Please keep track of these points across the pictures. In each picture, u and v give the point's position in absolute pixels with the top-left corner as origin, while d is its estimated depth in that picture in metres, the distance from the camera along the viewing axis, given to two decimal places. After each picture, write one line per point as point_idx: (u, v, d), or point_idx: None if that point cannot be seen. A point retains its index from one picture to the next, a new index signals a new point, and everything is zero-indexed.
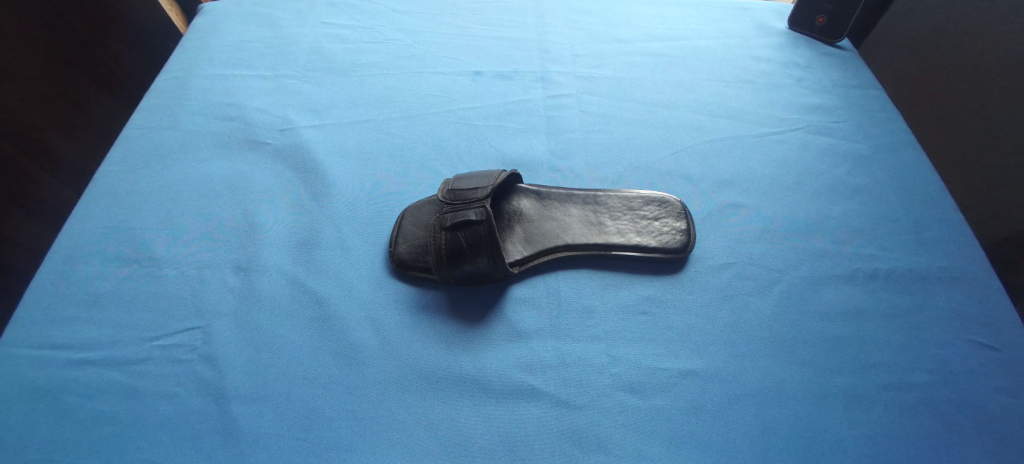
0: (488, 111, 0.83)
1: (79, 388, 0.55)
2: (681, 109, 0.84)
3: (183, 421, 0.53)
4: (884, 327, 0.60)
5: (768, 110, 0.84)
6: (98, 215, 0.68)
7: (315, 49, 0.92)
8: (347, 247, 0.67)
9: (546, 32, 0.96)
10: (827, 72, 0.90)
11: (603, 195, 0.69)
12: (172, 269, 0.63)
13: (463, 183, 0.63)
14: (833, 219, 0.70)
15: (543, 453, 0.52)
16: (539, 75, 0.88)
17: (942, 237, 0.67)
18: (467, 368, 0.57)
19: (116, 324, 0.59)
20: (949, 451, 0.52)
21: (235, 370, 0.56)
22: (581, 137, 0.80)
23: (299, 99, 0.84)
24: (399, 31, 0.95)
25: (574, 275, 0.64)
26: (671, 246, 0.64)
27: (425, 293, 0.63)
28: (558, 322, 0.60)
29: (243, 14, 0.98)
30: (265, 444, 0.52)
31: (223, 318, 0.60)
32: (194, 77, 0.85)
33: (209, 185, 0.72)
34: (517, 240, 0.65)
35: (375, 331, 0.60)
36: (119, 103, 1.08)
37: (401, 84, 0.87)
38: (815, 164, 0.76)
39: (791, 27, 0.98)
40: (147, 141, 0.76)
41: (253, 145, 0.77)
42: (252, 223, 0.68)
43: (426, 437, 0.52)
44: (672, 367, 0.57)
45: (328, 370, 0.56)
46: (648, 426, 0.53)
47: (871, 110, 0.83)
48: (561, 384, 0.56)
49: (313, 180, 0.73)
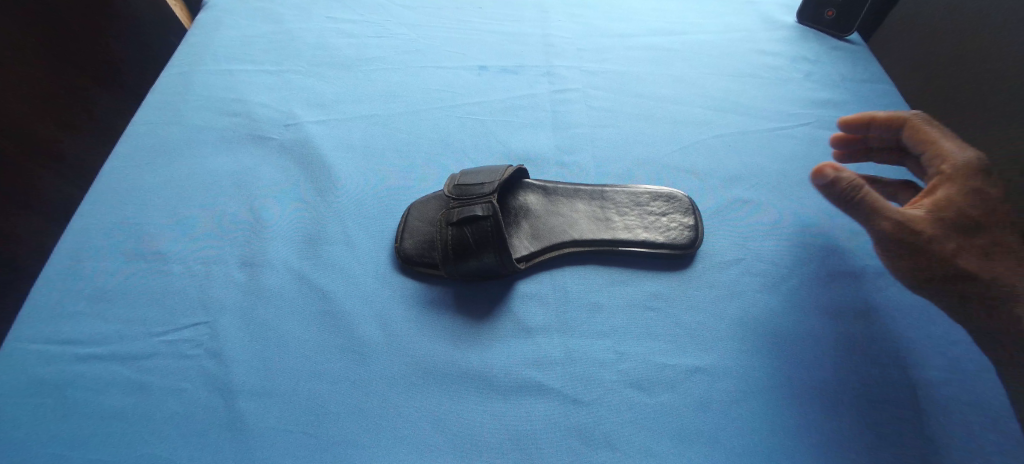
0: (494, 106, 0.82)
1: (87, 382, 0.55)
2: (688, 105, 0.83)
3: (190, 416, 0.53)
4: (894, 324, 0.59)
5: (776, 105, 0.83)
6: (104, 211, 0.67)
7: (319, 44, 0.91)
8: (353, 242, 0.67)
9: (551, 27, 0.95)
10: (836, 66, 0.89)
11: (609, 191, 0.68)
12: (177, 264, 0.63)
13: (469, 178, 0.62)
14: (842, 215, 0.69)
15: (549, 450, 0.51)
16: (544, 70, 0.88)
17: None
18: (473, 364, 0.57)
19: (122, 319, 0.59)
20: (960, 449, 0.51)
21: (241, 365, 0.56)
22: (587, 131, 0.79)
23: (303, 95, 0.83)
24: (402, 26, 0.94)
25: (581, 271, 0.64)
26: (679, 242, 0.64)
27: (433, 289, 0.63)
28: (565, 318, 0.60)
29: (247, 8, 0.97)
30: (271, 439, 0.52)
31: (228, 313, 0.60)
32: (198, 73, 0.85)
33: (214, 181, 0.72)
34: (523, 235, 0.65)
35: (382, 328, 0.59)
36: (120, 101, 1.06)
37: (406, 79, 0.86)
38: (824, 159, 0.76)
39: (798, 22, 0.97)
40: (153, 136, 0.76)
41: (259, 141, 0.77)
42: (257, 219, 0.68)
43: (431, 433, 0.52)
44: (679, 364, 0.57)
45: (334, 367, 0.56)
46: (655, 422, 0.53)
47: (880, 104, 0.82)
48: (568, 380, 0.56)
49: (318, 176, 0.73)
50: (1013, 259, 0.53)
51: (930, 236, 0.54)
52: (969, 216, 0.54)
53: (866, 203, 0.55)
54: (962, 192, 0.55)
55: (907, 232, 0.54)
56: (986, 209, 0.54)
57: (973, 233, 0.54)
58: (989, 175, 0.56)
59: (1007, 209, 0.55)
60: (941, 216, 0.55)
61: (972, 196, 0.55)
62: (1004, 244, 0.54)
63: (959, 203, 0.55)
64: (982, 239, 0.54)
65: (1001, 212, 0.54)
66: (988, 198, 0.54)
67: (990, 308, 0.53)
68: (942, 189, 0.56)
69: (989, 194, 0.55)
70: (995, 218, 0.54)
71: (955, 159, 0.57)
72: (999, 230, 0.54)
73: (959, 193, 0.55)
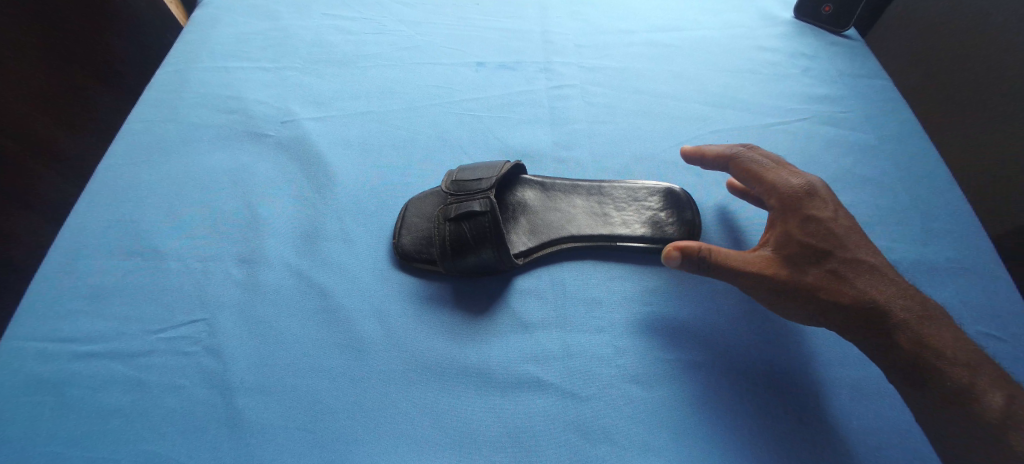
0: (492, 103, 0.82)
1: (85, 380, 0.55)
2: (686, 101, 0.83)
3: (188, 414, 0.53)
4: None
5: (775, 101, 0.83)
6: (101, 209, 0.67)
7: (317, 41, 0.91)
8: (351, 239, 0.66)
9: (549, 23, 0.95)
10: (833, 61, 0.89)
11: (607, 186, 0.68)
12: (175, 261, 0.63)
13: (467, 174, 0.62)
14: None
15: (548, 445, 0.52)
16: (542, 66, 0.87)
17: (951, 228, 0.67)
18: (471, 359, 0.57)
19: (119, 317, 0.59)
20: None
21: (240, 363, 0.56)
22: (585, 128, 0.79)
23: (301, 92, 0.83)
24: (400, 23, 0.94)
25: (579, 267, 0.64)
26: (678, 237, 0.64)
27: (431, 285, 0.63)
28: (563, 314, 0.60)
29: (244, 5, 0.97)
30: (270, 436, 0.52)
31: (226, 311, 0.60)
32: (195, 70, 0.85)
33: (212, 178, 0.72)
34: (521, 231, 0.65)
35: (380, 324, 0.59)
36: (118, 99, 1.05)
37: (404, 76, 0.86)
38: (822, 154, 0.76)
39: (796, 17, 0.97)
40: (149, 134, 0.76)
41: (256, 138, 0.77)
42: (256, 216, 0.68)
43: (430, 429, 0.52)
44: (677, 358, 0.57)
45: (331, 363, 0.56)
46: (654, 417, 0.53)
47: (877, 99, 0.82)
48: (566, 376, 0.56)
49: (316, 173, 0.73)
50: (863, 276, 0.52)
51: (781, 277, 0.52)
52: (808, 244, 0.53)
53: (716, 266, 0.54)
54: (797, 221, 0.54)
55: (753, 275, 0.53)
56: (822, 233, 0.53)
57: (818, 261, 0.52)
58: (820, 198, 0.56)
59: (844, 228, 0.54)
60: (782, 254, 0.54)
61: (807, 223, 0.54)
62: (850, 262, 0.52)
63: (797, 235, 0.54)
64: (827, 265, 0.52)
65: (838, 232, 0.54)
66: (820, 221, 0.54)
67: (860, 330, 0.51)
68: (780, 225, 0.56)
69: (821, 218, 0.54)
70: (832, 239, 0.53)
71: (785, 188, 0.57)
72: (841, 249, 0.53)
73: (794, 224, 0.55)
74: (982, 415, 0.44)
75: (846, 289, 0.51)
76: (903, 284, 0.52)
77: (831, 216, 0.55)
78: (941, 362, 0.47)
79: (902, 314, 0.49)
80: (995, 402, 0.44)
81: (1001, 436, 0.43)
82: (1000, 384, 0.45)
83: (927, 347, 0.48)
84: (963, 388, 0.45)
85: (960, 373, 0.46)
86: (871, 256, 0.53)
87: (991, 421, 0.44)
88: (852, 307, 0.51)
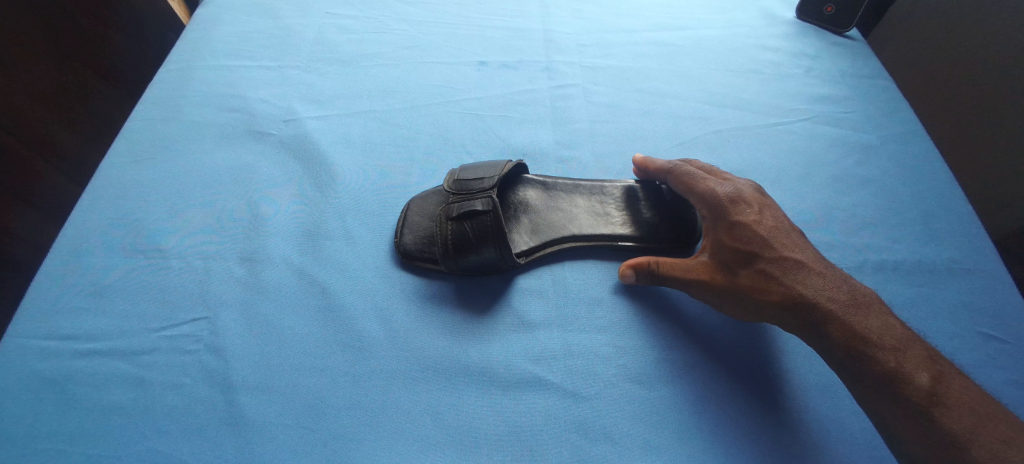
0: (494, 102, 0.82)
1: (87, 378, 0.55)
2: (689, 101, 0.83)
3: (190, 412, 0.53)
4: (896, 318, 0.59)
5: (777, 101, 0.83)
6: (103, 207, 0.67)
7: (319, 40, 0.91)
8: (353, 238, 0.66)
9: (551, 22, 0.95)
10: (836, 61, 0.89)
11: (609, 186, 0.68)
12: (177, 260, 0.63)
13: (469, 173, 0.62)
14: (842, 210, 0.69)
15: (550, 445, 0.52)
16: (544, 66, 0.87)
17: (953, 229, 0.67)
18: (473, 358, 0.57)
19: (121, 315, 0.59)
20: None
21: (242, 361, 0.56)
22: (587, 127, 0.79)
23: (302, 91, 0.83)
24: (402, 22, 0.94)
25: (580, 267, 0.64)
26: (679, 237, 0.63)
27: (433, 284, 0.63)
28: (564, 313, 0.60)
29: (246, 4, 0.96)
30: (271, 434, 0.52)
31: (228, 309, 0.60)
32: (198, 68, 0.85)
33: (214, 177, 0.72)
34: (523, 230, 0.65)
35: (382, 323, 0.59)
36: (120, 97, 1.05)
37: (405, 75, 0.86)
38: (824, 154, 0.76)
39: (798, 17, 0.97)
40: (151, 133, 0.76)
41: (258, 137, 0.77)
42: (258, 214, 0.68)
43: (432, 427, 0.52)
44: (678, 358, 0.57)
45: (333, 362, 0.56)
46: (656, 416, 0.53)
47: (879, 100, 0.82)
48: (568, 375, 0.56)
49: (318, 172, 0.73)
50: (792, 274, 0.53)
51: (716, 281, 0.55)
52: (736, 249, 0.55)
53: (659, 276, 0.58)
54: (725, 228, 0.56)
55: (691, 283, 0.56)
56: (749, 236, 0.55)
57: (749, 265, 0.54)
58: (745, 203, 0.57)
59: (770, 229, 0.56)
60: (716, 259, 0.56)
61: (733, 228, 0.56)
62: (778, 262, 0.54)
63: (725, 240, 0.56)
64: (756, 267, 0.54)
65: (764, 234, 0.55)
66: (746, 225, 0.56)
67: (798, 328, 0.53)
68: (711, 232, 0.58)
69: (745, 222, 0.56)
70: (758, 241, 0.55)
71: (712, 195, 0.58)
72: (768, 250, 0.54)
73: (721, 232, 0.57)
74: (908, 395, 0.46)
75: (777, 288, 0.53)
76: (832, 276, 0.53)
77: (755, 219, 0.56)
78: (869, 350, 0.49)
79: (831, 307, 0.51)
80: (921, 381, 0.46)
81: (926, 411, 0.45)
82: (923, 362, 0.47)
83: (856, 337, 0.49)
84: (891, 373, 0.47)
85: (886, 358, 0.48)
86: (801, 254, 0.55)
87: (917, 401, 0.46)
88: (784, 306, 0.53)
